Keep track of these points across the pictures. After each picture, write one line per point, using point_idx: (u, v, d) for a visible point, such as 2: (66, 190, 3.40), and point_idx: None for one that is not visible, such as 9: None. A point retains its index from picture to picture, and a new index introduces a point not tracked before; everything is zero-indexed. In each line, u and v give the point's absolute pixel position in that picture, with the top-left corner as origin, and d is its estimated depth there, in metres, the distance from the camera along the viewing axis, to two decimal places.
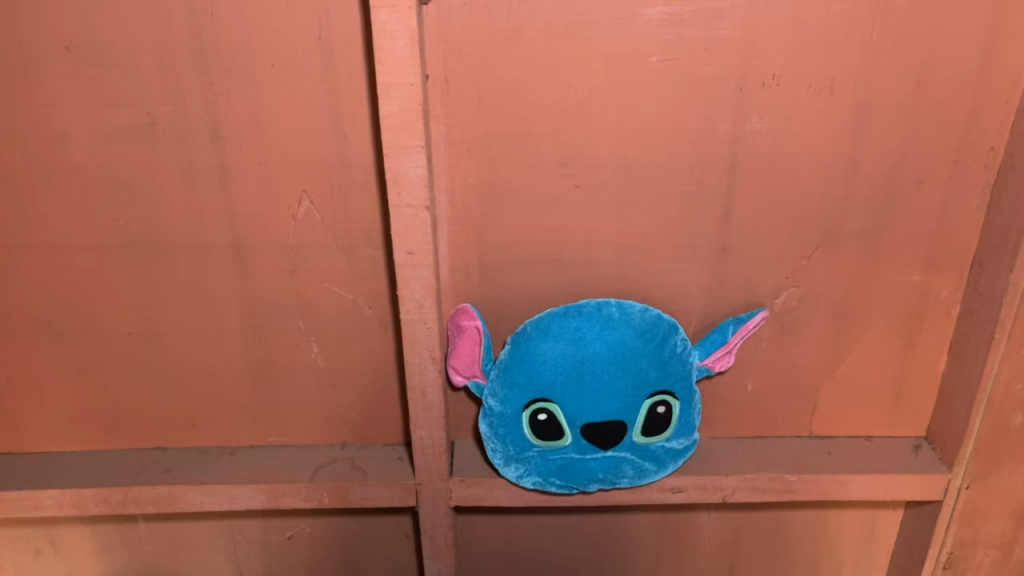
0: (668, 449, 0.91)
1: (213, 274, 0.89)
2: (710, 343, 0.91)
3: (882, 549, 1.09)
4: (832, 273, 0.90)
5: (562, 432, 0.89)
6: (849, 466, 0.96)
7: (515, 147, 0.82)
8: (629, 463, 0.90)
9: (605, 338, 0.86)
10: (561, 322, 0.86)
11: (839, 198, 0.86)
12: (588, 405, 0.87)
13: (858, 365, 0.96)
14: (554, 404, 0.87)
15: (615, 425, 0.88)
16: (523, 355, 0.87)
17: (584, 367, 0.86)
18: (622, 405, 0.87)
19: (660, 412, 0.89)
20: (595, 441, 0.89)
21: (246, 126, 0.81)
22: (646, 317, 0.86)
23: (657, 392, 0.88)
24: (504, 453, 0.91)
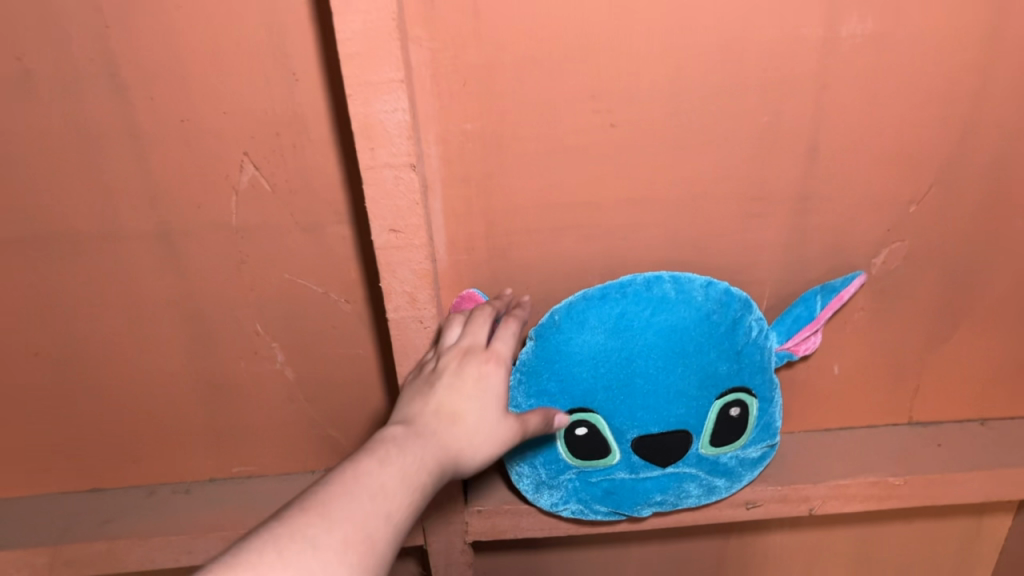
0: (743, 458, 0.71)
1: (136, 271, 0.68)
2: (794, 322, 0.70)
3: (989, 547, 0.90)
4: (947, 222, 0.69)
5: (607, 448, 0.69)
6: (965, 461, 0.77)
7: (527, 77, 0.60)
8: (693, 480, 0.71)
9: (660, 325, 0.65)
10: (599, 307, 0.65)
11: (964, 121, 0.64)
12: (641, 413, 0.67)
13: (975, 334, 0.75)
14: (597, 414, 0.67)
15: (677, 436, 0.68)
16: (552, 353, 0.66)
17: (634, 365, 0.65)
18: (685, 411, 0.67)
19: (733, 415, 0.68)
20: (651, 457, 0.69)
21: (155, 68, 0.59)
22: (710, 294, 0.65)
23: (729, 392, 0.67)
24: (534, 478, 0.71)
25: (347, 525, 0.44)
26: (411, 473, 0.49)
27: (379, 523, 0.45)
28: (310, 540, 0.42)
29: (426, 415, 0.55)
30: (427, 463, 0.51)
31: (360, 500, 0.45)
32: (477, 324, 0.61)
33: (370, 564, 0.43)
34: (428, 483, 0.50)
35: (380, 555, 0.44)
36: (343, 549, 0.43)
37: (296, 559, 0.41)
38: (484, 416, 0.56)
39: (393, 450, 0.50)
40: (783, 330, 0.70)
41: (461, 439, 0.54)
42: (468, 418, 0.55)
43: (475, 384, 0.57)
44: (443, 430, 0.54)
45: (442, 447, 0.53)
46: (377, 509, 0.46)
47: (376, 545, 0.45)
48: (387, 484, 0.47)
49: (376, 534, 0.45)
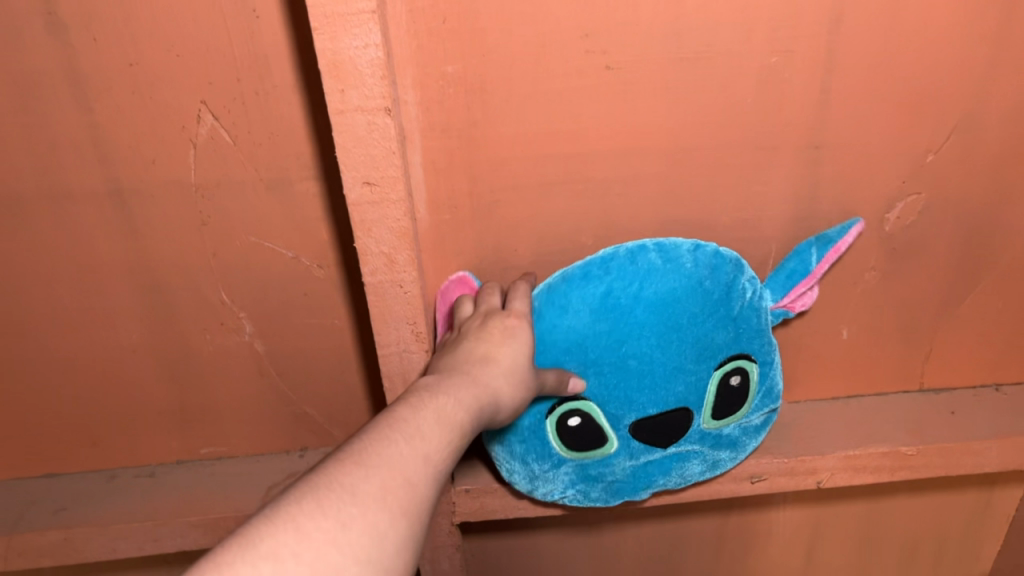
0: (746, 427, 0.67)
1: (87, 236, 0.62)
2: (788, 279, 0.65)
3: (999, 520, 0.87)
4: (967, 173, 0.64)
5: (604, 437, 0.63)
6: (981, 430, 0.72)
7: (513, 11, 0.54)
8: (698, 457, 0.66)
9: (649, 301, 0.60)
10: (582, 287, 0.59)
11: (990, 61, 0.59)
12: (638, 395, 0.61)
13: (991, 295, 0.71)
14: (590, 401, 0.62)
15: (678, 415, 0.63)
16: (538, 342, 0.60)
17: (626, 345, 0.60)
18: (685, 386, 0.62)
19: (734, 384, 0.64)
20: (652, 440, 0.64)
21: (96, 5, 0.52)
22: (698, 260, 0.60)
23: (729, 360, 0.63)
24: (527, 474, 0.66)
25: (386, 468, 0.38)
26: (448, 411, 0.43)
27: (418, 466, 0.40)
28: (347, 489, 0.36)
29: (457, 359, 0.50)
30: (464, 399, 0.45)
31: (397, 444, 0.40)
32: (488, 295, 0.60)
33: (413, 511, 0.38)
34: (466, 421, 0.44)
35: (423, 504, 0.39)
36: (383, 495, 0.37)
37: (335, 508, 0.35)
38: (518, 358, 0.52)
39: (426, 394, 0.44)
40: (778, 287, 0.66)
41: (497, 379, 0.49)
42: (502, 359, 0.51)
43: (503, 332, 0.53)
44: (475, 369, 0.49)
45: (479, 383, 0.47)
46: (416, 451, 0.40)
47: (418, 490, 0.39)
48: (424, 425, 0.41)
49: (416, 478, 0.39)
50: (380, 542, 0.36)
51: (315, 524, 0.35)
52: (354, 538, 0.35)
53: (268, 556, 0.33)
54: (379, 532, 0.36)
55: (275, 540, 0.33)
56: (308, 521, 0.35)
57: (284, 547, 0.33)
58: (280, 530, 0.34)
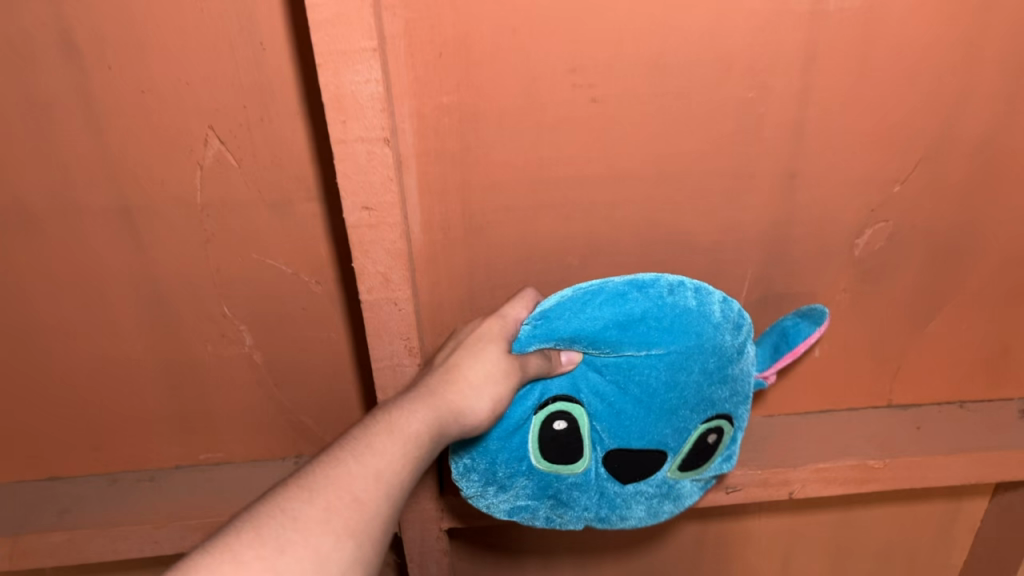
0: (698, 480, 0.69)
1: (96, 251, 0.65)
2: (774, 350, 0.68)
3: (965, 531, 0.90)
4: (932, 202, 0.68)
5: (580, 454, 0.64)
6: (945, 445, 0.76)
7: (506, 46, 0.57)
8: (646, 499, 0.68)
9: (671, 339, 0.59)
10: (616, 304, 0.57)
11: (952, 99, 0.62)
12: (626, 417, 0.63)
13: (956, 316, 0.75)
14: (581, 407, 0.62)
15: (652, 454, 0.65)
16: (550, 341, 0.58)
17: (633, 368, 0.60)
18: (668, 428, 0.64)
19: (711, 441, 0.66)
20: (616, 468, 0.66)
21: (112, 35, 0.56)
22: (726, 319, 0.60)
23: (712, 418, 0.65)
24: (483, 477, 0.64)
25: (330, 494, 0.41)
26: (402, 432, 0.46)
27: (366, 488, 0.42)
28: (289, 515, 0.39)
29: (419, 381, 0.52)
30: (421, 418, 0.48)
31: (344, 471, 0.43)
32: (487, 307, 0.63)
33: (357, 532, 0.41)
34: (421, 441, 0.47)
35: (371, 526, 0.42)
36: (327, 519, 0.40)
37: (275, 534, 0.38)
38: (485, 369, 0.54)
39: (382, 416, 0.47)
40: (762, 356, 0.68)
41: (458, 394, 0.52)
42: (469, 374, 0.53)
43: (473, 342, 0.56)
44: (437, 388, 0.51)
45: (438, 403, 0.50)
46: (363, 474, 0.43)
47: (365, 511, 0.42)
48: (374, 451, 0.44)
49: (363, 500, 0.42)
50: (322, 564, 0.38)
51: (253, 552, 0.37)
52: (293, 561, 0.38)
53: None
54: (320, 554, 0.39)
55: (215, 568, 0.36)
56: (247, 549, 0.37)
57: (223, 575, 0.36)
58: (217, 556, 0.37)
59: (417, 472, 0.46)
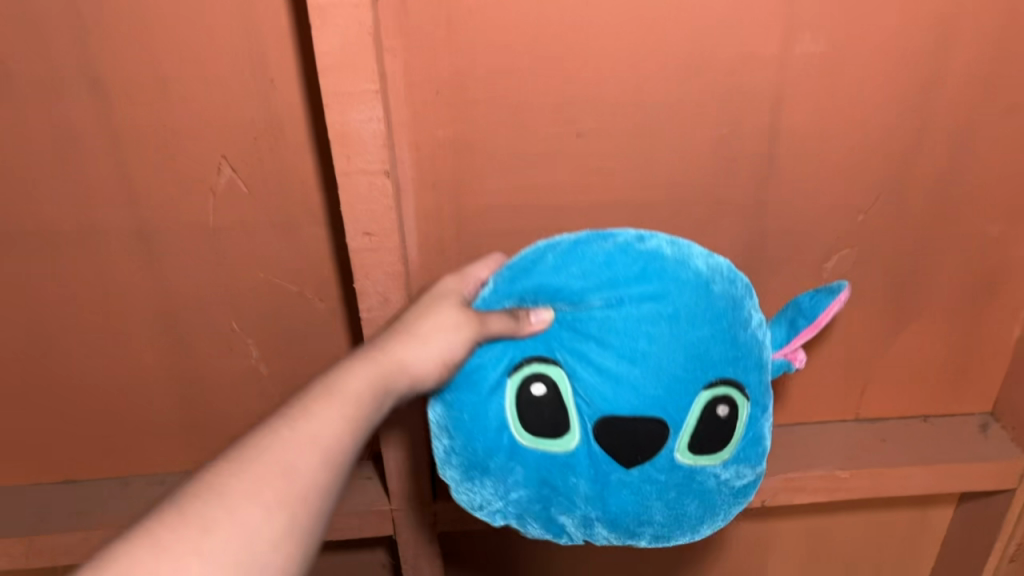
0: (722, 479, 0.55)
1: (115, 270, 0.69)
2: (789, 326, 0.59)
3: (931, 538, 0.95)
4: (894, 230, 0.73)
5: (564, 422, 0.54)
6: (908, 456, 0.81)
7: (497, 86, 0.62)
8: (663, 494, 0.55)
9: (650, 288, 0.52)
10: (579, 249, 0.53)
11: (910, 136, 0.68)
12: (611, 379, 0.52)
13: (918, 335, 0.80)
14: (559, 368, 0.53)
15: (647, 425, 0.52)
16: (515, 298, 0.53)
17: (616, 328, 0.52)
18: (661, 393, 0.52)
19: (722, 416, 0.53)
20: (612, 448, 0.53)
21: (135, 74, 0.60)
22: (711, 269, 0.52)
23: (719, 385, 0.53)
24: (463, 458, 0.55)
25: (258, 467, 0.38)
26: (344, 398, 0.44)
27: (300, 455, 0.40)
28: (215, 493, 0.37)
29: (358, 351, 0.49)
30: (364, 381, 0.46)
31: (276, 442, 0.40)
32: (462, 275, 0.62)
33: (292, 503, 0.38)
34: (365, 404, 0.45)
35: (310, 497, 0.39)
36: (256, 493, 0.37)
37: (199, 513, 0.35)
38: (435, 327, 0.52)
39: (322, 384, 0.45)
40: (776, 337, 0.60)
41: (406, 354, 0.50)
42: (417, 333, 0.51)
43: (428, 302, 0.54)
44: (375, 355, 0.48)
45: (378, 371, 0.47)
46: (297, 443, 0.40)
47: (300, 480, 0.39)
48: (311, 421, 0.42)
49: (297, 470, 0.39)
50: (254, 540, 0.36)
51: (176, 537, 0.34)
52: (221, 540, 0.35)
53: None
54: (251, 530, 0.36)
55: (132, 558, 0.33)
56: (169, 534, 0.34)
57: (143, 566, 0.33)
58: (136, 542, 0.34)
59: (360, 441, 0.44)
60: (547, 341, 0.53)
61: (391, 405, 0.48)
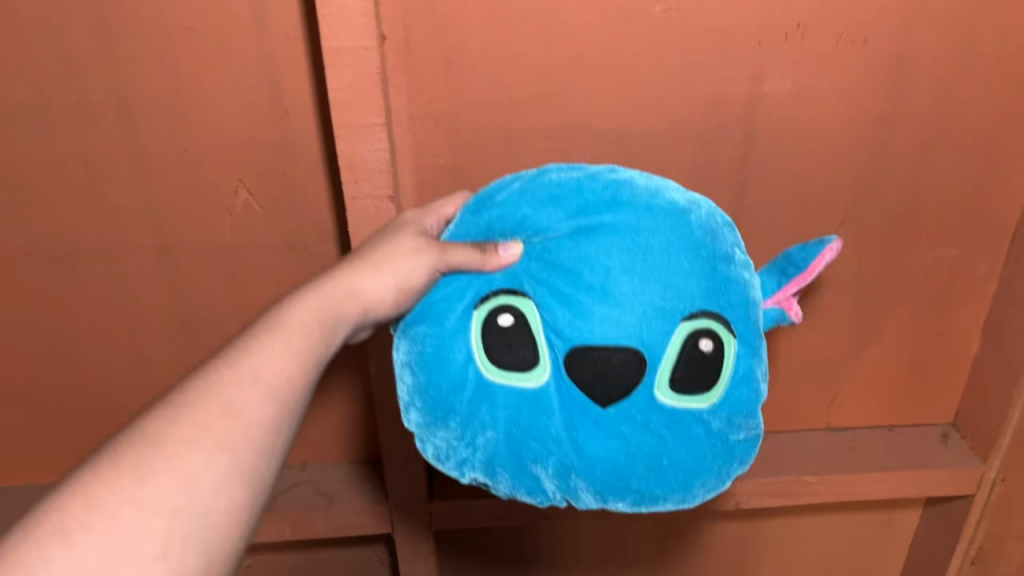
0: (707, 424, 0.51)
1: (138, 282, 0.75)
2: (780, 275, 0.56)
3: (900, 543, 1.01)
4: (858, 253, 0.79)
5: (533, 353, 0.50)
6: (873, 462, 0.87)
7: (492, 119, 0.68)
8: (644, 439, 0.50)
9: (623, 216, 0.50)
10: (549, 180, 0.52)
11: (870, 167, 0.74)
12: (581, 308, 0.48)
13: (882, 350, 0.86)
14: (530, 302, 0.50)
15: (621, 356, 0.48)
16: (483, 231, 0.53)
17: (588, 256, 0.49)
18: (635, 319, 0.48)
19: (706, 351, 0.49)
20: (584, 383, 0.49)
21: (163, 104, 0.66)
22: (690, 202, 0.51)
23: (699, 316, 0.49)
24: (427, 399, 0.51)
25: (196, 413, 0.40)
26: (290, 338, 0.46)
27: (242, 395, 0.42)
28: (151, 441, 0.38)
29: (308, 281, 0.50)
30: (309, 318, 0.47)
31: (214, 385, 0.42)
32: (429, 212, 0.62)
33: (233, 442, 0.40)
34: (310, 340, 0.46)
35: (251, 434, 0.41)
36: (194, 437, 0.39)
37: (136, 461, 0.37)
38: (391, 255, 0.52)
39: (267, 321, 0.46)
40: (766, 287, 0.56)
41: (355, 284, 0.50)
42: (370, 260, 0.52)
43: (388, 232, 0.54)
44: (323, 286, 0.49)
45: (322, 302, 0.48)
46: (237, 385, 0.42)
47: (241, 419, 0.41)
48: (247, 362, 0.43)
49: (239, 409, 0.41)
50: (192, 482, 0.38)
51: (110, 488, 0.36)
52: (157, 486, 0.37)
53: (59, 533, 0.34)
54: (189, 474, 0.38)
55: (64, 513, 0.35)
56: (104, 487, 0.36)
57: (76, 521, 0.35)
58: (71, 494, 0.36)
59: (308, 372, 0.46)
60: (514, 273, 0.51)
61: (343, 333, 0.49)
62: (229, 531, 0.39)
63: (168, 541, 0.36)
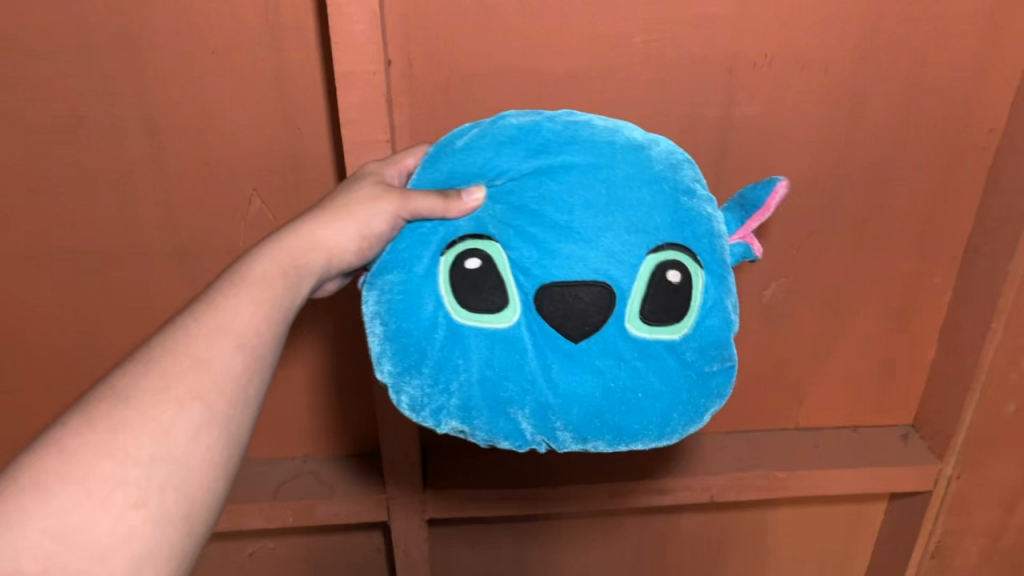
0: (684, 358, 0.48)
1: (157, 282, 0.81)
2: (741, 210, 0.54)
3: (866, 538, 1.07)
4: (822, 264, 0.85)
5: (501, 293, 0.47)
6: (837, 460, 0.93)
7: None
8: (621, 378, 0.47)
9: (582, 154, 0.48)
10: (507, 123, 0.51)
11: (832, 185, 0.80)
12: (547, 246, 0.46)
13: (846, 354, 0.92)
14: (497, 244, 0.48)
15: (591, 291, 0.46)
16: (445, 177, 0.51)
17: (551, 194, 0.47)
18: (602, 254, 0.46)
19: (676, 283, 0.47)
20: (554, 321, 0.46)
21: (185, 119, 0.73)
22: (648, 138, 0.50)
23: (666, 248, 0.47)
24: (395, 347, 0.49)
25: (167, 364, 0.41)
26: (257, 293, 0.46)
27: (214, 347, 0.43)
28: (122, 394, 0.39)
29: (268, 235, 0.50)
30: (271, 273, 0.48)
31: (185, 339, 0.43)
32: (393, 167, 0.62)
33: (205, 390, 0.41)
34: (278, 293, 0.47)
35: (224, 383, 0.42)
36: (165, 388, 0.40)
37: (109, 414, 0.38)
38: (350, 205, 0.52)
39: (235, 276, 0.47)
40: (729, 222, 0.54)
41: (315, 237, 0.50)
42: (331, 212, 0.52)
43: (349, 187, 0.55)
44: (282, 241, 0.50)
45: (282, 257, 0.49)
46: (207, 338, 0.43)
47: (212, 368, 0.42)
48: (215, 315, 0.44)
49: (210, 359, 0.42)
50: (164, 432, 0.39)
51: (83, 442, 0.37)
52: (130, 437, 0.38)
53: (35, 487, 0.35)
54: (162, 423, 0.39)
55: (39, 468, 0.36)
56: (77, 442, 0.37)
57: (52, 475, 0.36)
58: (46, 448, 0.37)
59: (277, 323, 0.46)
60: (481, 218, 0.48)
61: (309, 285, 0.49)
62: (209, 478, 0.40)
63: (147, 488, 0.37)
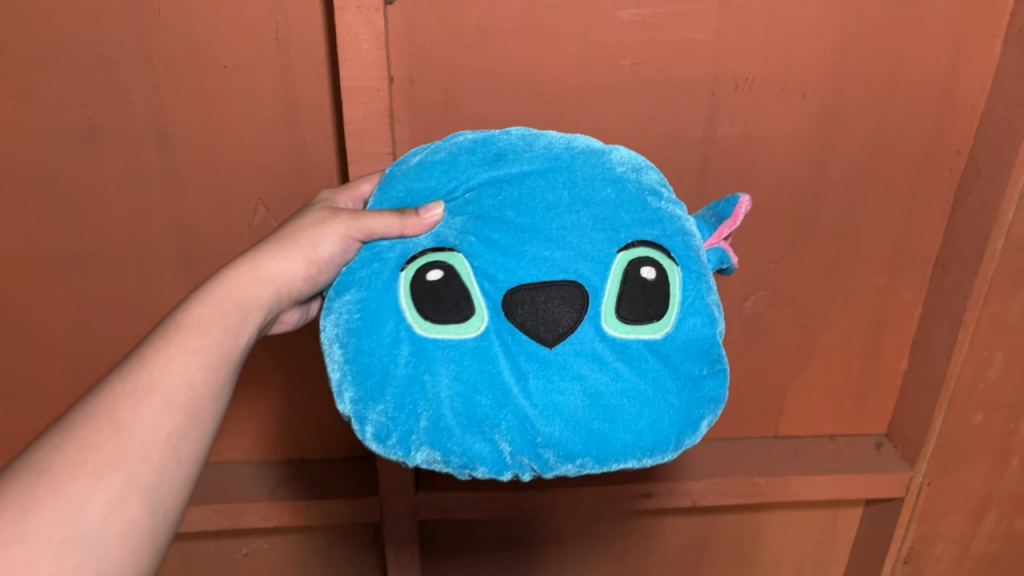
0: (667, 358, 0.48)
1: (164, 286, 0.85)
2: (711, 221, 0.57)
3: (841, 544, 1.11)
4: (800, 277, 0.90)
5: (468, 302, 0.48)
6: (815, 467, 0.97)
7: None
8: (602, 381, 0.47)
9: (540, 162, 0.51)
10: (464, 139, 0.54)
11: (809, 202, 0.85)
12: (514, 249, 0.48)
13: (822, 365, 0.96)
14: (459, 254, 0.49)
15: (561, 290, 0.47)
16: (403, 195, 0.53)
17: (513, 199, 0.50)
18: (569, 253, 0.48)
19: (647, 279, 0.48)
20: (525, 325, 0.47)
21: (196, 130, 0.76)
22: (608, 145, 0.53)
23: (632, 248, 0.49)
24: (359, 371, 0.48)
25: (84, 436, 0.42)
26: (189, 349, 0.48)
27: (136, 414, 0.44)
28: (37, 470, 0.41)
29: (212, 275, 0.54)
30: (211, 318, 0.50)
31: (108, 408, 0.44)
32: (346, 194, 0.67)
33: (124, 460, 0.43)
34: (213, 344, 0.49)
35: (145, 451, 0.43)
36: (81, 462, 0.41)
37: (22, 493, 0.40)
38: (298, 233, 0.57)
39: (168, 331, 0.49)
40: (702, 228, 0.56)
41: (265, 266, 0.55)
42: (279, 240, 0.57)
43: (300, 215, 0.60)
44: (229, 279, 0.53)
45: (225, 297, 0.52)
46: (129, 406, 0.44)
47: (132, 436, 0.43)
48: (140, 376, 0.46)
49: (130, 428, 0.44)
50: (79, 509, 0.40)
51: None
52: (42, 517, 0.39)
53: None
54: (76, 500, 0.40)
55: None
56: None
57: None
58: None
59: (212, 370, 0.48)
60: (441, 233, 0.50)
61: (257, 317, 0.54)
62: (125, 552, 0.41)
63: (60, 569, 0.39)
